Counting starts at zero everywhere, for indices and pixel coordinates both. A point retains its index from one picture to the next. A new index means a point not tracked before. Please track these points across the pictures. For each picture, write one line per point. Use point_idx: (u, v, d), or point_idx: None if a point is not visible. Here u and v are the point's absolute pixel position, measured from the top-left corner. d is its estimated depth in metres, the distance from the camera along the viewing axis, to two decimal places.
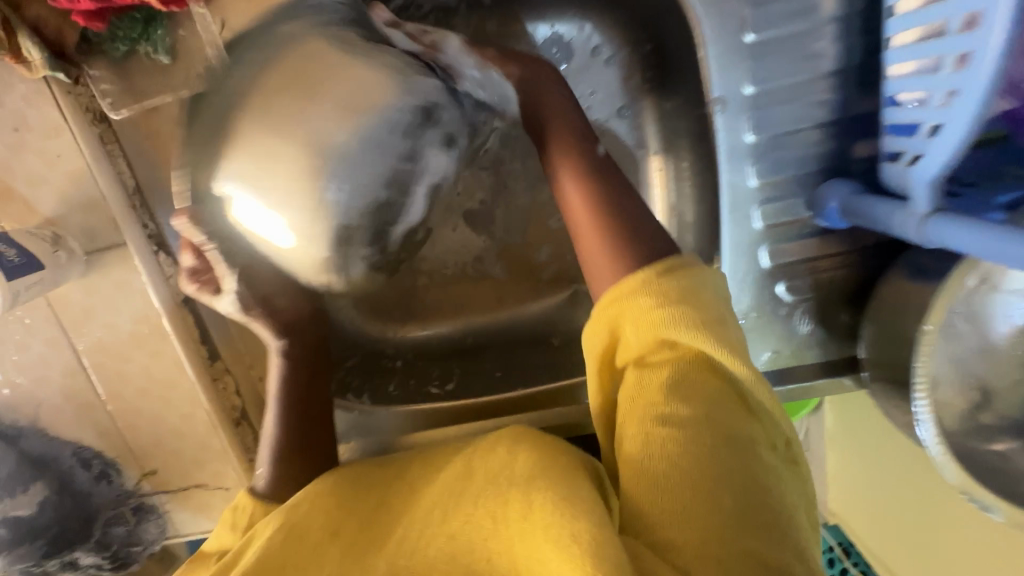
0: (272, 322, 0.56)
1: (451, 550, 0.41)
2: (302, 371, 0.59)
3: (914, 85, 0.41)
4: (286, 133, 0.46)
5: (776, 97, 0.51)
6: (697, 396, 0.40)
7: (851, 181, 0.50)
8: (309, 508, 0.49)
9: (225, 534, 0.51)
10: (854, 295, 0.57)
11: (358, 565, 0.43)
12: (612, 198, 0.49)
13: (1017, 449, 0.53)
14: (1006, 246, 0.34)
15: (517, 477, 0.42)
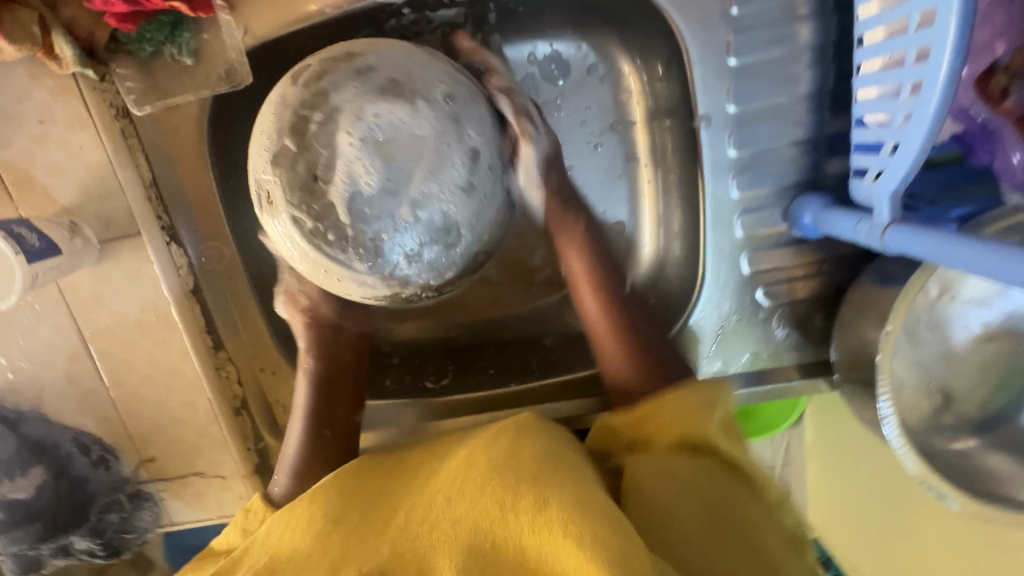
0: (312, 339, 0.65)
1: (453, 535, 0.44)
2: (324, 393, 0.65)
3: (880, 109, 0.45)
4: (287, 105, 0.51)
5: (757, 116, 0.55)
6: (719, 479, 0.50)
7: (823, 195, 0.55)
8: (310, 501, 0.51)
9: (236, 534, 0.56)
10: (825, 300, 0.61)
11: (362, 548, 0.46)
12: (625, 316, 0.65)
13: (975, 447, 0.58)
14: (955, 252, 0.38)
15: (534, 475, 0.46)
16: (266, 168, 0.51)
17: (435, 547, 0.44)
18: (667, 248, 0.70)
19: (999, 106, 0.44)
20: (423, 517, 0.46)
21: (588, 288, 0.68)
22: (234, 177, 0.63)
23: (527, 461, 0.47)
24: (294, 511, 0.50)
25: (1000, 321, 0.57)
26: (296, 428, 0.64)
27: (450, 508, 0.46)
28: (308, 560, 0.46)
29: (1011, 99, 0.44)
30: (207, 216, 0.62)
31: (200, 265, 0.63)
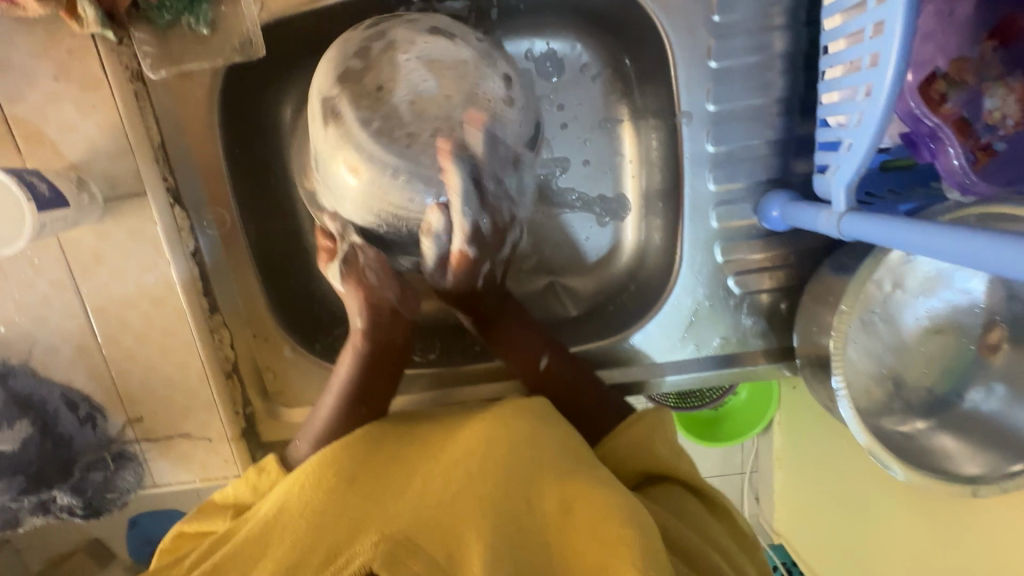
0: (362, 304, 0.63)
1: (477, 505, 0.49)
2: (365, 368, 0.63)
3: (840, 110, 0.51)
4: (345, 45, 0.59)
5: (734, 115, 0.60)
6: (683, 497, 0.58)
7: (790, 191, 0.60)
8: (324, 459, 0.53)
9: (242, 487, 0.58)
10: (790, 290, 0.66)
11: (381, 511, 0.49)
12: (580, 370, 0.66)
13: (920, 430, 0.63)
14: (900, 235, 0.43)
15: (546, 464, 0.53)
16: (329, 86, 0.58)
17: (456, 517, 0.48)
18: (648, 239, 0.75)
19: (938, 110, 0.46)
20: (442, 486, 0.51)
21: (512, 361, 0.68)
22: (238, 148, 0.66)
23: (538, 450, 0.54)
24: (307, 469, 0.53)
25: (946, 310, 0.62)
26: (330, 398, 0.62)
27: (470, 484, 0.50)
28: (327, 519, 0.49)
29: (949, 104, 0.46)
30: (212, 184, 0.65)
31: (203, 228, 0.65)
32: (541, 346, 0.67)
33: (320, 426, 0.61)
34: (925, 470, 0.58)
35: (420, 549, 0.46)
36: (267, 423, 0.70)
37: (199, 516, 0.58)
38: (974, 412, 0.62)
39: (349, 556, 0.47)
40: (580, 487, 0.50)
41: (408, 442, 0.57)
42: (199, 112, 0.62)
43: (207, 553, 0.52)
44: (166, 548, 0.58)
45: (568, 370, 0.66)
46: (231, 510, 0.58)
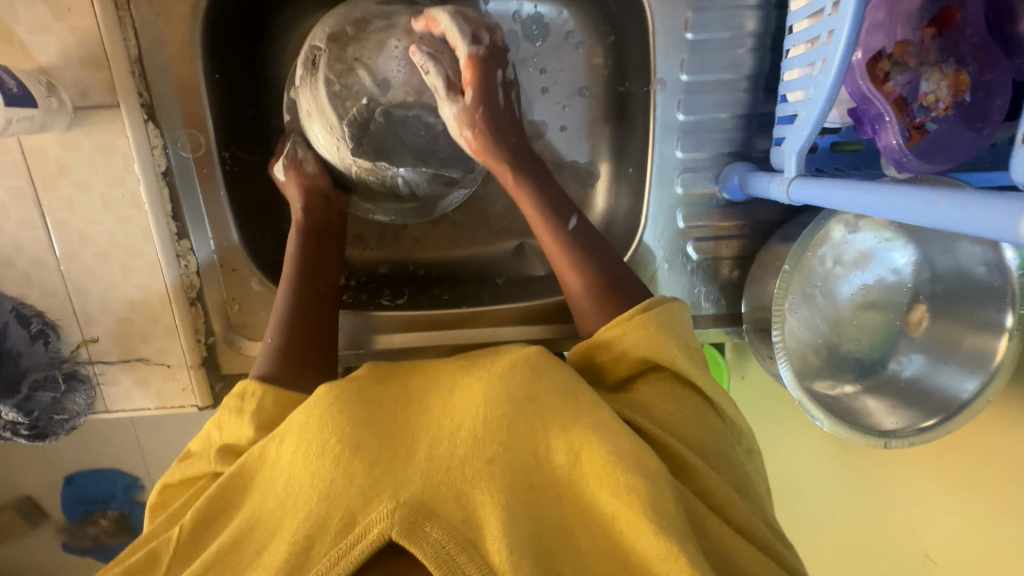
0: (303, 189, 0.69)
1: (489, 470, 0.48)
2: (312, 247, 0.68)
3: (797, 86, 0.55)
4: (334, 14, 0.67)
5: (704, 88, 0.64)
6: (685, 402, 0.56)
7: (748, 163, 0.65)
8: (319, 424, 0.51)
9: (235, 419, 0.56)
10: (741, 259, 0.71)
11: (392, 477, 0.48)
12: (595, 259, 0.64)
13: (850, 393, 0.69)
14: (853, 196, 0.46)
15: (549, 417, 0.51)
16: (321, 37, 0.66)
17: (467, 481, 0.47)
18: (616, 204, 0.78)
19: (881, 88, 0.49)
20: (448, 450, 0.49)
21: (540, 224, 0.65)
22: (218, 73, 0.65)
23: (541, 405, 0.52)
24: (304, 432, 0.51)
25: (876, 284, 0.68)
26: (281, 288, 0.66)
27: (476, 446, 0.49)
28: (336, 488, 0.47)
29: (890, 84, 0.49)
30: (188, 105, 0.63)
31: (176, 150, 0.64)
32: (569, 207, 0.66)
33: (279, 309, 0.65)
34: (860, 426, 0.63)
35: (438, 515, 0.46)
36: (229, 354, 0.70)
37: (181, 467, 0.58)
38: (896, 377, 0.68)
39: (365, 525, 0.46)
40: (583, 443, 0.50)
41: (407, 401, 0.55)
42: (181, 30, 0.61)
43: (216, 515, 0.52)
44: (155, 503, 0.58)
45: (591, 233, 0.66)
46: (217, 451, 0.56)
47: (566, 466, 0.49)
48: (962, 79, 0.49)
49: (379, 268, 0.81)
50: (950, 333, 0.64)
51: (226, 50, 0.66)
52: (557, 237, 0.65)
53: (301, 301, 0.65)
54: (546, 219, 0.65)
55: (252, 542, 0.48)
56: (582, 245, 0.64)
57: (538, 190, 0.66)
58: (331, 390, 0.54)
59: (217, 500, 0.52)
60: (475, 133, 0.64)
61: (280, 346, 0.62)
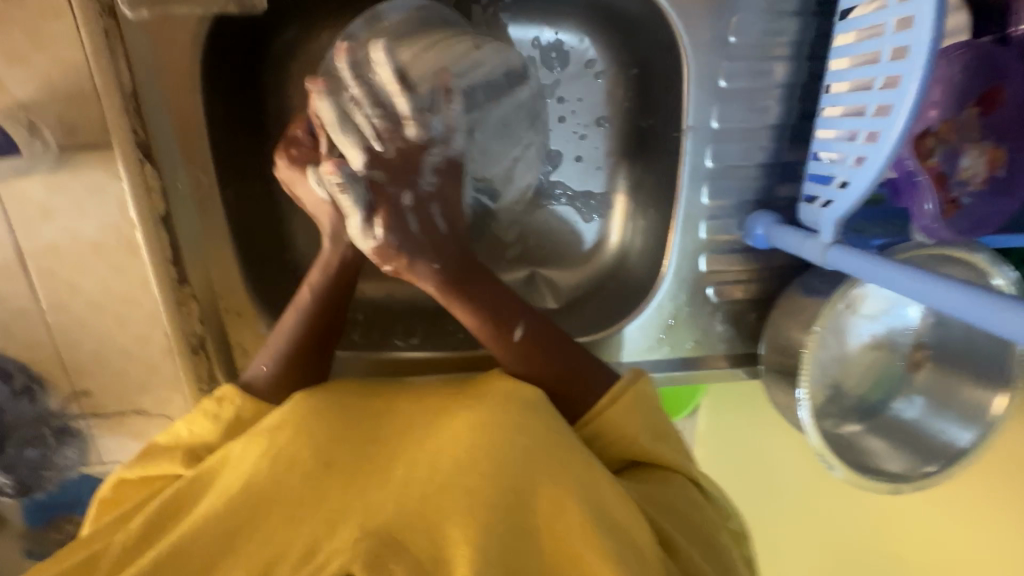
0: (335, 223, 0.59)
1: (466, 504, 0.46)
2: (336, 291, 0.62)
3: (834, 148, 0.56)
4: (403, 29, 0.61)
5: (732, 135, 0.64)
6: (659, 480, 0.54)
7: (773, 213, 0.65)
8: (294, 433, 0.50)
9: (207, 424, 0.54)
10: (758, 302, 0.71)
11: (360, 500, 0.47)
12: (550, 351, 0.57)
13: (857, 432, 0.70)
14: (883, 268, 0.47)
15: (531, 444, 0.49)
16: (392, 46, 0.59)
17: (439, 513, 0.46)
18: (631, 239, 0.77)
19: (925, 162, 0.53)
20: (426, 477, 0.48)
21: (483, 337, 0.57)
22: (220, 104, 0.60)
23: (523, 426, 0.50)
24: (273, 443, 0.49)
25: (886, 333, 0.70)
26: (293, 311, 0.61)
27: (450, 474, 0.47)
28: (301, 510, 0.47)
29: (933, 159, 0.53)
30: (188, 143, 0.58)
31: (178, 189, 0.58)
32: (517, 315, 0.57)
33: (287, 333, 0.60)
34: (857, 466, 0.63)
35: (406, 548, 0.44)
36: None
37: (142, 463, 0.53)
38: (899, 418, 0.69)
39: (325, 556, 0.44)
40: (565, 493, 0.47)
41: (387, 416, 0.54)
42: (180, 59, 0.55)
43: (158, 526, 0.47)
44: (106, 497, 0.53)
45: (546, 335, 0.58)
46: (182, 454, 0.53)
47: (545, 510, 0.47)
48: (997, 156, 0.53)
49: (391, 304, 0.78)
50: (952, 380, 0.67)
51: (227, 77, 0.61)
52: (502, 352, 0.57)
53: (312, 332, 0.61)
54: (489, 333, 0.57)
55: (193, 559, 0.45)
56: (544, 334, 0.58)
57: (468, 287, 0.56)
58: (304, 398, 0.53)
59: (166, 506, 0.48)
60: (399, 263, 0.53)
61: (279, 374, 0.59)
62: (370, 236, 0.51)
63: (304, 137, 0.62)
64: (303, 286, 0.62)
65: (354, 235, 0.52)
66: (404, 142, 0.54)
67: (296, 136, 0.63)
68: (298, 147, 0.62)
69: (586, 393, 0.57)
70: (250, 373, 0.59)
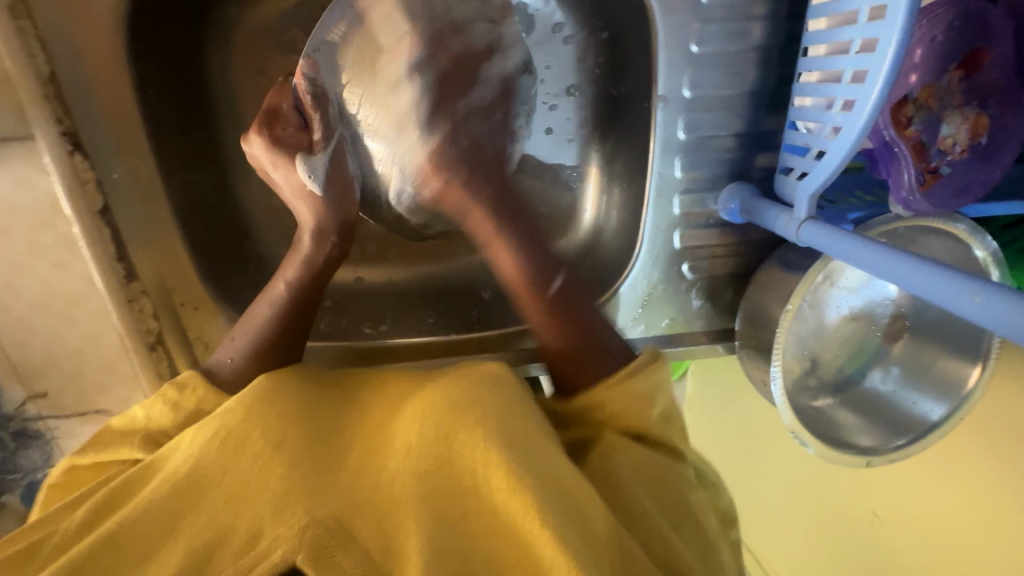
0: (314, 210, 0.57)
1: (417, 489, 0.45)
2: (308, 279, 0.58)
3: (811, 117, 0.53)
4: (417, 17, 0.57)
5: (706, 105, 0.60)
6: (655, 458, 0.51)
7: (749, 186, 0.62)
8: (247, 414, 0.48)
9: (164, 410, 0.51)
10: (736, 278, 0.69)
11: (309, 487, 0.45)
12: (576, 323, 0.58)
13: (829, 404, 0.69)
14: (855, 247, 0.45)
15: (490, 427, 0.47)
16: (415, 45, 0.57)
17: (391, 500, 0.45)
18: (607, 217, 0.74)
19: (903, 132, 0.51)
20: (377, 464, 0.47)
21: (521, 287, 0.59)
22: (152, 87, 0.56)
23: (482, 413, 0.49)
24: (223, 424, 0.47)
25: (865, 306, 0.68)
26: (264, 304, 0.57)
27: (406, 463, 0.46)
28: (247, 494, 0.44)
29: (912, 128, 0.52)
30: (122, 132, 0.54)
31: (113, 183, 0.55)
32: (557, 266, 0.59)
33: (256, 328, 0.56)
34: (825, 439, 0.62)
35: (351, 535, 0.43)
36: None
37: (94, 448, 0.50)
38: (873, 391, 0.69)
39: (268, 543, 0.42)
40: (519, 474, 0.45)
41: (351, 409, 0.54)
42: (100, 43, 0.51)
43: (99, 516, 0.44)
44: (56, 483, 0.50)
45: (577, 298, 0.59)
46: (141, 437, 0.50)
47: (503, 491, 0.45)
48: (981, 122, 0.52)
49: (360, 289, 0.76)
50: (930, 353, 0.66)
51: (162, 54, 0.57)
52: (533, 292, 0.58)
53: (286, 330, 0.57)
54: (526, 283, 0.59)
55: (132, 550, 0.43)
56: (571, 311, 0.58)
57: (494, 206, 0.59)
58: (270, 378, 0.51)
59: (111, 496, 0.45)
60: (443, 180, 0.59)
61: (246, 368, 0.55)
62: (409, 132, 0.58)
63: (291, 113, 0.57)
64: (278, 281, 0.58)
65: (398, 151, 0.59)
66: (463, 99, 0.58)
67: (280, 109, 0.57)
68: (284, 126, 0.56)
69: (580, 368, 0.56)
70: (212, 365, 0.55)
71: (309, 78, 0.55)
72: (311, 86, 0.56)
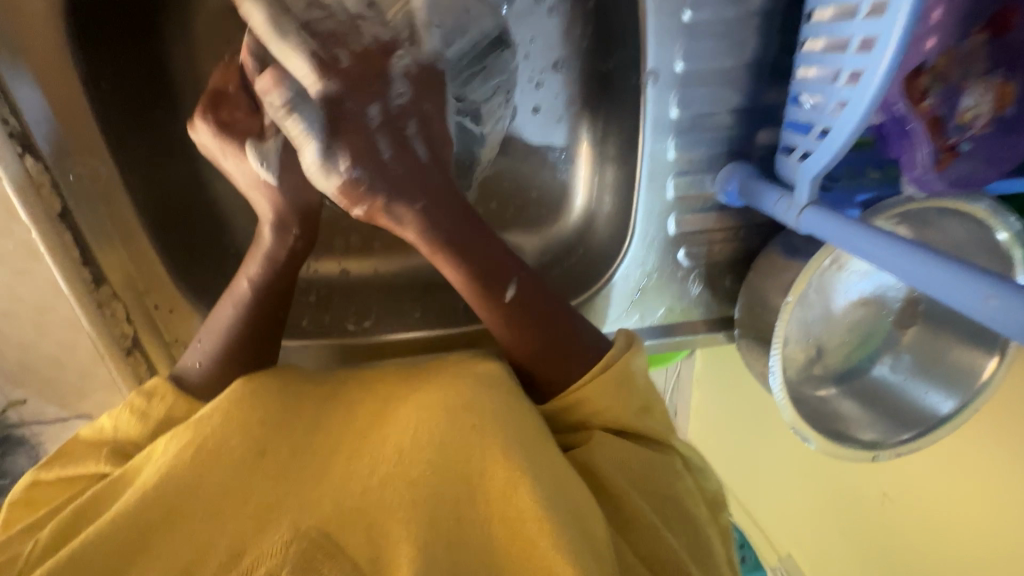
0: (273, 200, 0.53)
1: (410, 497, 0.40)
2: (273, 269, 0.55)
3: (816, 90, 0.48)
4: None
5: (701, 78, 0.56)
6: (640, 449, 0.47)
7: (749, 166, 0.58)
8: (224, 420, 0.44)
9: (134, 423, 0.47)
10: (736, 264, 0.65)
11: (294, 497, 0.41)
12: (537, 332, 0.50)
13: (833, 395, 0.65)
14: (860, 238, 0.41)
15: (489, 431, 0.42)
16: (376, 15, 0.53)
17: (384, 508, 0.40)
18: (599, 201, 0.69)
19: (918, 106, 0.47)
20: (368, 469, 0.42)
21: (471, 294, 0.50)
22: (104, 81, 0.56)
23: (478, 416, 0.43)
24: (197, 434, 0.43)
25: (874, 295, 0.64)
26: (227, 305, 0.54)
27: (399, 468, 0.41)
28: (227, 505, 0.40)
29: (926, 102, 0.47)
30: (75, 128, 0.54)
31: (71, 184, 0.53)
32: (511, 271, 0.51)
33: (220, 331, 0.53)
34: (826, 433, 0.59)
35: (341, 549, 0.39)
36: None
37: (60, 462, 0.47)
38: (880, 380, 0.65)
39: (251, 561, 0.38)
40: (517, 479, 0.40)
41: (334, 404, 0.47)
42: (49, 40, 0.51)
43: (65, 532, 0.41)
44: (18, 498, 0.46)
45: (543, 299, 0.52)
46: (108, 450, 0.47)
47: (500, 496, 0.40)
48: (1007, 91, 0.47)
49: (345, 282, 0.73)
50: (939, 341, 0.62)
51: (116, 50, 0.56)
52: (485, 310, 0.51)
53: (251, 328, 0.54)
54: (476, 293, 0.50)
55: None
56: (532, 323, 0.51)
57: (463, 247, 0.50)
58: (247, 381, 0.47)
59: (77, 512, 0.42)
60: (371, 205, 0.49)
61: (215, 371, 0.52)
62: (333, 173, 0.47)
63: (238, 95, 0.52)
64: (239, 278, 0.55)
65: (313, 177, 0.47)
66: (414, 75, 0.51)
67: (226, 92, 0.52)
68: (232, 110, 0.52)
69: (563, 368, 0.50)
70: (178, 372, 0.52)
71: (255, 54, 0.49)
72: (258, 62, 0.49)
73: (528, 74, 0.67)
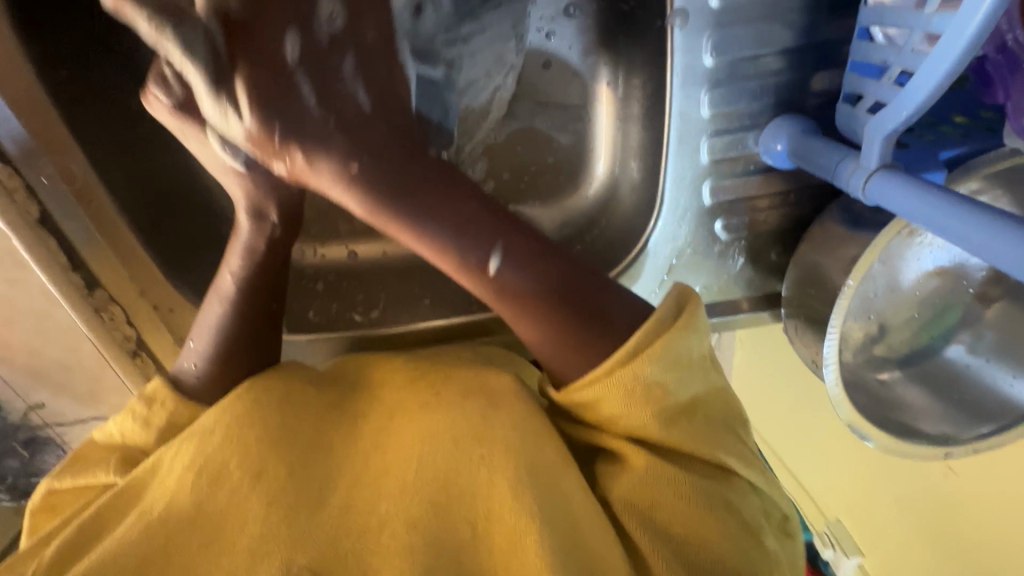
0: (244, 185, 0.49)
1: (412, 537, 0.36)
2: (258, 271, 0.51)
3: (892, 21, 0.38)
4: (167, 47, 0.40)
5: (741, 15, 0.47)
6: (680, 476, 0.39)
7: (803, 120, 0.48)
8: (221, 440, 0.40)
9: (134, 429, 0.45)
10: (784, 235, 0.56)
11: (295, 524, 0.37)
12: (558, 300, 0.42)
13: (899, 379, 0.57)
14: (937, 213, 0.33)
15: (500, 464, 0.38)
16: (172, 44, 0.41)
17: (381, 553, 0.36)
18: (624, 166, 0.60)
19: None
20: (368, 505, 0.38)
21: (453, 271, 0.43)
22: (65, 69, 0.52)
23: (488, 450, 0.39)
24: (198, 451, 0.40)
25: (954, 266, 0.55)
26: (215, 303, 0.50)
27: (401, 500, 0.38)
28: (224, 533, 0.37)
29: None
30: (42, 125, 0.51)
31: (44, 185, 0.50)
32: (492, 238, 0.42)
33: (212, 329, 0.50)
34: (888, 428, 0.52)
35: None
36: None
37: (72, 471, 0.44)
38: (954, 362, 0.56)
39: None
40: (525, 518, 0.36)
41: (333, 416, 0.44)
42: None
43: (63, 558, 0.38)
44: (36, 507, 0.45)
45: (537, 263, 0.43)
46: (116, 460, 0.45)
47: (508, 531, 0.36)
48: None
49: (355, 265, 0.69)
50: None
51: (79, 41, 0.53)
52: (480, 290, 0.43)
53: (245, 329, 0.50)
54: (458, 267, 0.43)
55: None
56: (553, 298, 0.42)
57: (438, 231, 0.42)
58: (244, 392, 0.43)
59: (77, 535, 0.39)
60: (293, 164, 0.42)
61: (211, 377, 0.49)
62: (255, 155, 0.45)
63: None
64: (222, 273, 0.51)
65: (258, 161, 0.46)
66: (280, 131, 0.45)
67: None
68: None
69: (585, 340, 0.42)
70: (175, 375, 0.49)
71: None
72: None
73: (537, 23, 0.58)
